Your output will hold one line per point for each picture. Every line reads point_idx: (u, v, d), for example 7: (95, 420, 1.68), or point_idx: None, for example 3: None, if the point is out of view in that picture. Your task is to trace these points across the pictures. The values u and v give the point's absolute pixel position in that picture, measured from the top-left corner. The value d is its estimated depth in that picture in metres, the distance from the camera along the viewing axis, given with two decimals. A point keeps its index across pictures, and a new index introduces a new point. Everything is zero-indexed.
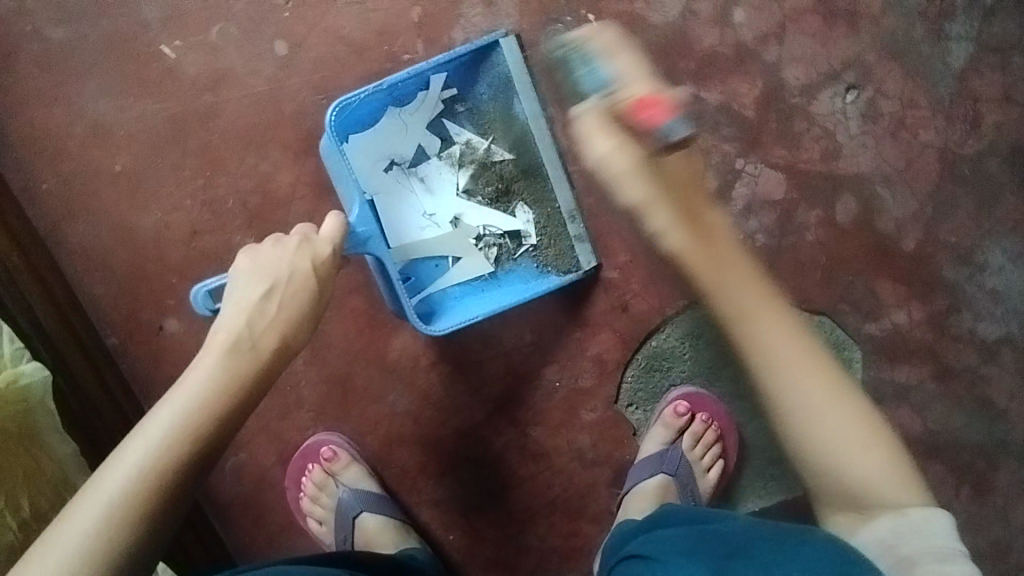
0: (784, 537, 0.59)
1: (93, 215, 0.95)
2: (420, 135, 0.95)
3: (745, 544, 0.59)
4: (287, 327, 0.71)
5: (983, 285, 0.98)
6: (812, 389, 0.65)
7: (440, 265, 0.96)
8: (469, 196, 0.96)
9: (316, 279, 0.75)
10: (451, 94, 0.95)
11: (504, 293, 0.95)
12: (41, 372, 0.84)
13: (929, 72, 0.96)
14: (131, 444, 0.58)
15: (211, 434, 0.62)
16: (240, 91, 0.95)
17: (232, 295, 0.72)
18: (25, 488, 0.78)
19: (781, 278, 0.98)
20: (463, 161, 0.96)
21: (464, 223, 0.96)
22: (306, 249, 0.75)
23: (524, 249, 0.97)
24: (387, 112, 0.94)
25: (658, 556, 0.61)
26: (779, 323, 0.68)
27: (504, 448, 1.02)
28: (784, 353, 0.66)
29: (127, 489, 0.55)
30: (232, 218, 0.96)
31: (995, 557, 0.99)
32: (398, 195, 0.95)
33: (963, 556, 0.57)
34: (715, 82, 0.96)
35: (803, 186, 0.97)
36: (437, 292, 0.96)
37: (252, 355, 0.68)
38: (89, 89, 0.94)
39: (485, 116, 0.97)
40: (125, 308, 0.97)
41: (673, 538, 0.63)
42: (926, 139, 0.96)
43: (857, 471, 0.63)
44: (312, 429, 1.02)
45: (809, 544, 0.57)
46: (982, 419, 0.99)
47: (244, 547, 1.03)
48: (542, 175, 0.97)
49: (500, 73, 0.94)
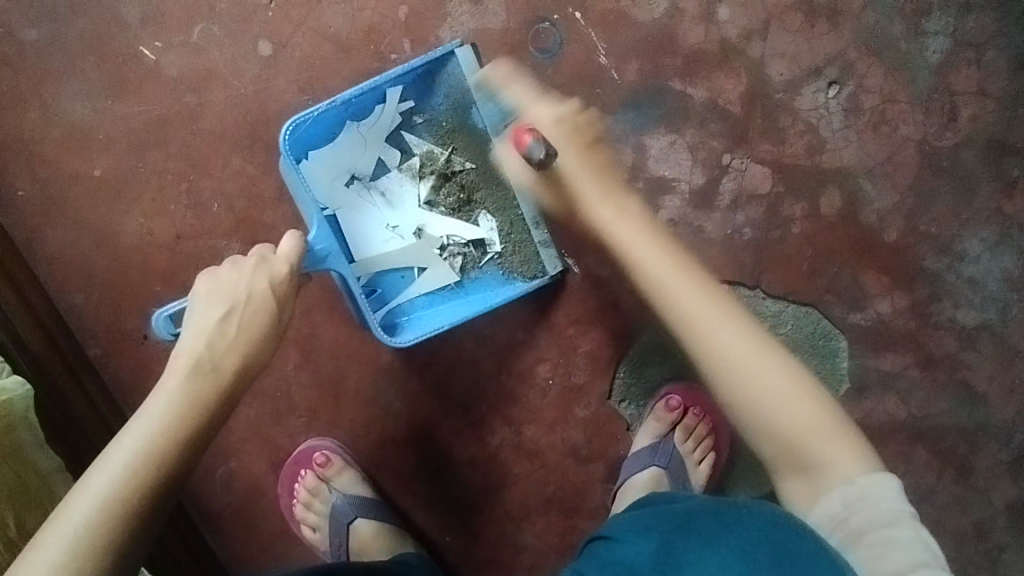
0: (726, 511, 0.60)
1: (72, 221, 0.93)
2: (380, 148, 0.95)
3: (694, 519, 0.60)
4: (247, 349, 0.70)
5: (961, 273, 1.00)
6: (734, 344, 0.69)
7: (405, 276, 0.96)
8: (431, 206, 0.96)
9: (274, 297, 0.73)
10: (409, 106, 0.94)
11: (472, 301, 0.95)
12: (21, 385, 0.82)
13: (908, 67, 0.98)
14: (93, 474, 0.57)
15: (174, 458, 0.61)
16: (223, 92, 0.93)
17: (190, 320, 0.71)
18: (11, 506, 0.75)
19: (768, 271, 0.99)
20: (423, 172, 0.96)
21: (427, 234, 0.95)
22: (263, 269, 0.74)
23: (489, 257, 0.97)
24: (346, 128, 0.92)
25: (619, 537, 0.63)
26: (693, 284, 0.74)
27: (499, 447, 1.02)
28: (700, 310, 0.71)
29: (94, 518, 0.54)
30: (218, 221, 0.94)
31: (977, 538, 1.02)
32: (360, 208, 0.95)
33: (910, 518, 0.60)
34: (701, 78, 0.97)
35: (789, 180, 0.98)
36: (403, 303, 0.96)
37: (214, 377, 0.67)
38: (66, 92, 0.92)
39: (443, 127, 0.96)
40: (107, 316, 0.94)
41: (634, 520, 0.65)
42: (906, 132, 0.99)
43: (795, 435, 0.66)
44: (304, 434, 1.00)
45: (752, 510, 0.59)
46: (963, 404, 1.01)
47: (235, 557, 1.01)
48: (503, 183, 0.96)
49: (457, 84, 0.93)
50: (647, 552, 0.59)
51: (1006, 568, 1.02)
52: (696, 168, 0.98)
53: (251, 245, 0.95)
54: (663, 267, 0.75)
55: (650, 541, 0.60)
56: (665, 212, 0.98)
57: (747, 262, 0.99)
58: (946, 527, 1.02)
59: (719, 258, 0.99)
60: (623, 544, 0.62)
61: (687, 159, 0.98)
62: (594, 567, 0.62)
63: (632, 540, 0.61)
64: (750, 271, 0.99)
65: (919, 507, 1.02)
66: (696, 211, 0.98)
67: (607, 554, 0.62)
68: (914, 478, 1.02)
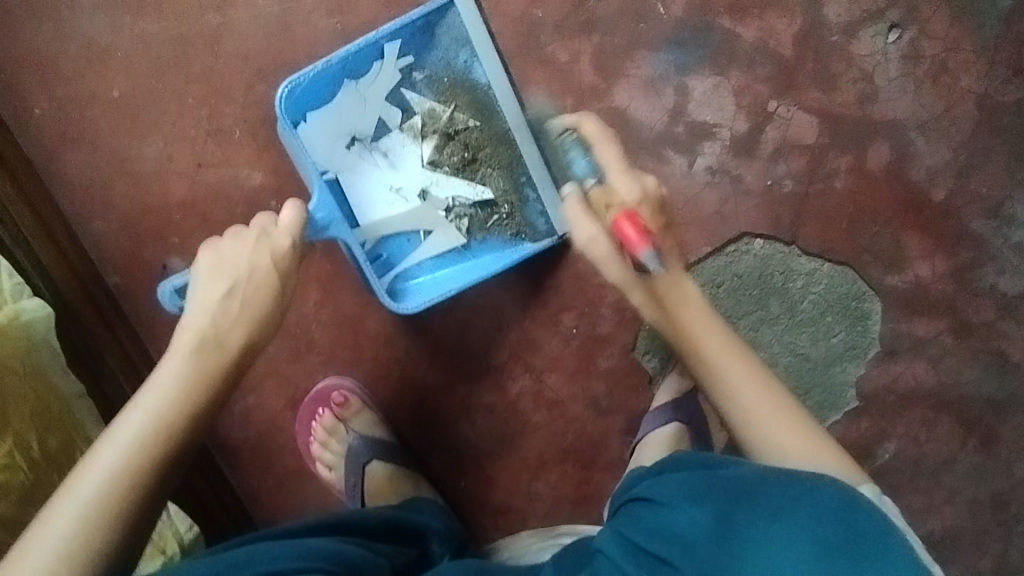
0: (786, 485, 0.55)
1: (89, 143, 0.90)
2: (380, 107, 0.91)
3: (751, 487, 0.56)
4: (253, 323, 0.70)
5: (1009, 238, 0.96)
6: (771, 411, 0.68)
7: (411, 240, 0.93)
8: (435, 167, 0.92)
9: (277, 273, 0.73)
10: (407, 62, 0.90)
11: (478, 264, 0.92)
12: (42, 308, 0.81)
13: (975, 13, 0.92)
14: (100, 450, 0.58)
15: (183, 434, 0.62)
16: (248, 12, 0.89)
17: (194, 293, 0.70)
18: (32, 428, 0.76)
19: (807, 227, 0.95)
20: (425, 132, 0.92)
21: (432, 196, 0.93)
22: (265, 243, 0.74)
23: (496, 219, 0.93)
24: (343, 86, 0.88)
25: (664, 499, 0.60)
26: (735, 359, 0.71)
27: (517, 396, 1.00)
28: (739, 384, 0.70)
29: (104, 490, 0.56)
30: (240, 150, 0.91)
31: (995, 509, 1.00)
32: (361, 170, 0.91)
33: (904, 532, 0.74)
34: (753, 16, 0.92)
35: (836, 131, 0.93)
36: (409, 267, 0.94)
37: (219, 352, 0.67)
38: (85, 6, 0.88)
39: (444, 83, 0.91)
40: (124, 242, 0.92)
41: (676, 480, 0.61)
42: (967, 84, 0.93)
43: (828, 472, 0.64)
44: (323, 372, 0.99)
45: (814, 483, 0.55)
46: (996, 373, 0.98)
47: (251, 491, 1.02)
48: (508, 143, 0.92)
49: (458, 36, 0.89)
50: (700, 520, 0.56)
51: (1020, 539, 1.01)
52: (740, 114, 0.93)
53: (274, 177, 0.92)
54: (700, 322, 0.73)
55: (702, 509, 0.56)
56: (704, 159, 0.94)
57: (786, 216, 0.95)
58: (964, 496, 1.00)
59: (757, 211, 0.95)
60: (669, 508, 0.59)
61: (731, 104, 0.93)
62: (639, 533, 0.59)
63: (677, 504, 0.58)
64: (787, 226, 0.95)
65: (940, 476, 1.00)
66: (736, 160, 0.94)
67: (652, 519, 0.59)
68: (937, 447, 1.00)
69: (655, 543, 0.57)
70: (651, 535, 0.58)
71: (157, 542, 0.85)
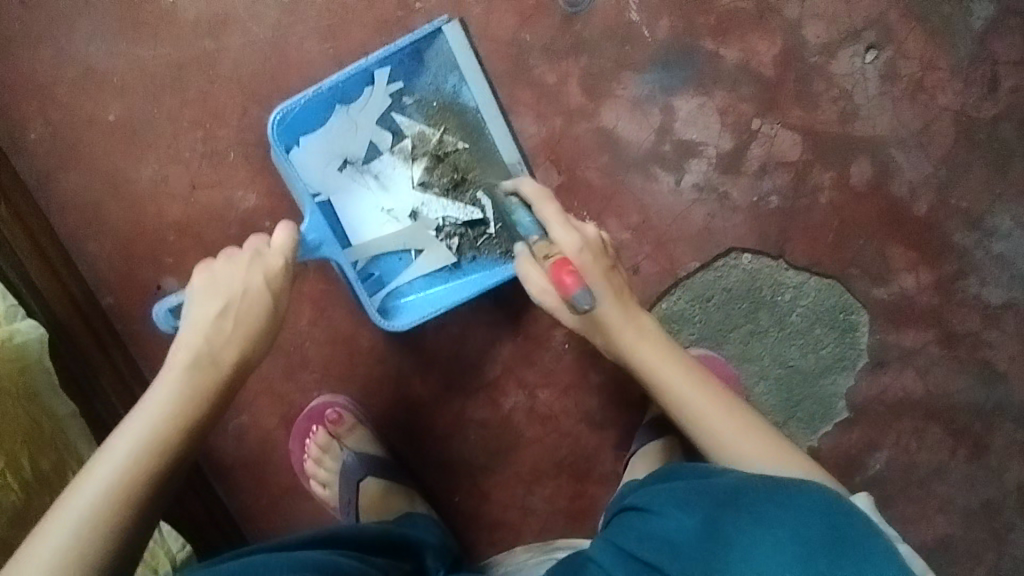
0: (772, 490, 0.57)
1: (86, 166, 0.91)
2: (371, 131, 0.92)
3: (740, 493, 0.58)
4: (247, 342, 0.71)
5: (990, 250, 0.98)
6: (729, 422, 0.70)
7: (403, 258, 0.95)
8: (425, 188, 0.94)
9: (271, 293, 0.73)
10: (397, 87, 0.92)
11: (469, 283, 0.93)
12: (36, 329, 0.81)
13: (949, 34, 0.95)
14: (96, 465, 0.59)
15: (177, 453, 0.63)
16: (243, 38, 0.91)
17: (188, 312, 0.71)
18: (25, 449, 0.76)
19: (793, 242, 0.97)
20: (415, 155, 0.93)
21: (422, 216, 0.94)
22: (258, 264, 0.73)
23: (486, 238, 0.94)
24: (335, 111, 0.90)
25: (654, 508, 0.60)
26: (685, 374, 0.73)
27: (511, 411, 1.01)
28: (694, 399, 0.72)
29: (100, 506, 0.57)
30: (236, 170, 0.93)
31: (986, 518, 1.01)
32: (352, 192, 0.93)
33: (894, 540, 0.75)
34: (735, 38, 0.94)
35: (819, 147, 0.96)
36: (401, 286, 0.95)
37: (214, 371, 0.68)
38: (83, 33, 0.90)
39: (433, 107, 0.93)
40: (120, 263, 0.93)
41: (666, 489, 0.61)
42: (944, 102, 0.96)
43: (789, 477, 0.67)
44: (317, 390, 1.00)
45: (801, 488, 0.56)
46: (983, 383, 1.00)
47: (245, 510, 1.01)
48: (497, 163, 0.94)
49: (446, 61, 0.91)
50: (688, 524, 0.57)
51: (1012, 547, 1.01)
52: (725, 132, 0.95)
53: (269, 197, 0.93)
54: (646, 350, 0.74)
55: (690, 514, 0.57)
56: (691, 176, 0.96)
57: (772, 231, 0.97)
58: (955, 505, 1.01)
59: (744, 226, 0.97)
60: (658, 515, 0.59)
61: (716, 122, 0.95)
62: (630, 540, 0.59)
63: (668, 512, 0.59)
64: (773, 240, 0.97)
65: (930, 485, 1.01)
66: (722, 176, 0.96)
67: (642, 525, 0.60)
68: (927, 457, 1.01)
69: (646, 550, 0.58)
70: (641, 542, 0.59)
71: (149, 561, 0.84)
